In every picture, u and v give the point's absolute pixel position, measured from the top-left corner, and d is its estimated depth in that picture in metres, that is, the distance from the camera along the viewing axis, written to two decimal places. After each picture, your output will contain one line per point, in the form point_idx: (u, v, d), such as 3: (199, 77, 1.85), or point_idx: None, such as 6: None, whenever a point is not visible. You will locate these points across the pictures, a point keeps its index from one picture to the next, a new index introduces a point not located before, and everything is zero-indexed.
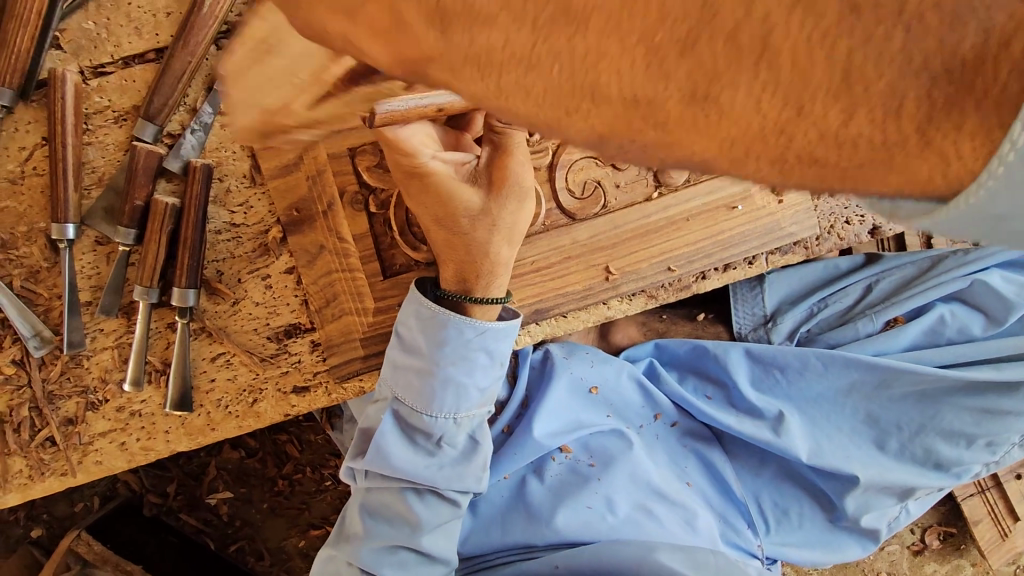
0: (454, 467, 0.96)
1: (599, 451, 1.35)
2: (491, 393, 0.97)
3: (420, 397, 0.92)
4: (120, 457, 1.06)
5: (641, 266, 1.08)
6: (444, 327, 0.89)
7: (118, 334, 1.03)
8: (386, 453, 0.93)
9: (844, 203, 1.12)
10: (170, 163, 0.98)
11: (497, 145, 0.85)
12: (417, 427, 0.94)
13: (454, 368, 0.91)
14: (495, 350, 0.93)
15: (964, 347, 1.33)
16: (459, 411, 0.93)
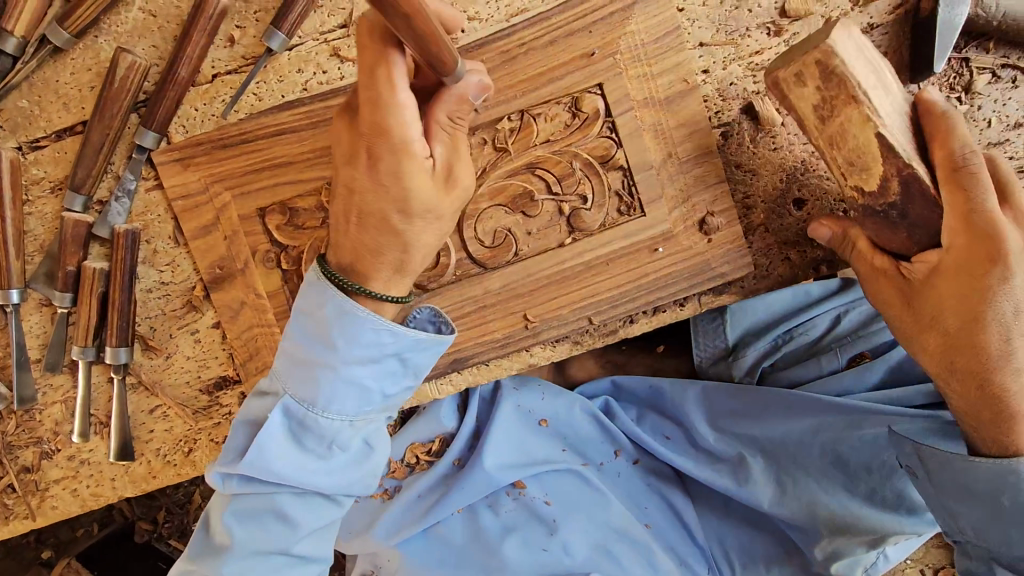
0: (344, 475, 0.91)
1: (553, 489, 1.31)
2: (395, 401, 0.92)
3: (322, 398, 0.86)
4: (74, 502, 1.13)
5: (561, 312, 1.04)
6: (348, 322, 0.84)
7: (65, 389, 1.10)
8: (266, 462, 0.86)
9: (785, 239, 1.04)
10: (98, 229, 1.04)
11: (449, 145, 0.82)
12: (308, 428, 0.88)
13: (360, 367, 0.86)
14: (409, 357, 0.88)
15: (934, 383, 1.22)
16: (357, 415, 0.88)
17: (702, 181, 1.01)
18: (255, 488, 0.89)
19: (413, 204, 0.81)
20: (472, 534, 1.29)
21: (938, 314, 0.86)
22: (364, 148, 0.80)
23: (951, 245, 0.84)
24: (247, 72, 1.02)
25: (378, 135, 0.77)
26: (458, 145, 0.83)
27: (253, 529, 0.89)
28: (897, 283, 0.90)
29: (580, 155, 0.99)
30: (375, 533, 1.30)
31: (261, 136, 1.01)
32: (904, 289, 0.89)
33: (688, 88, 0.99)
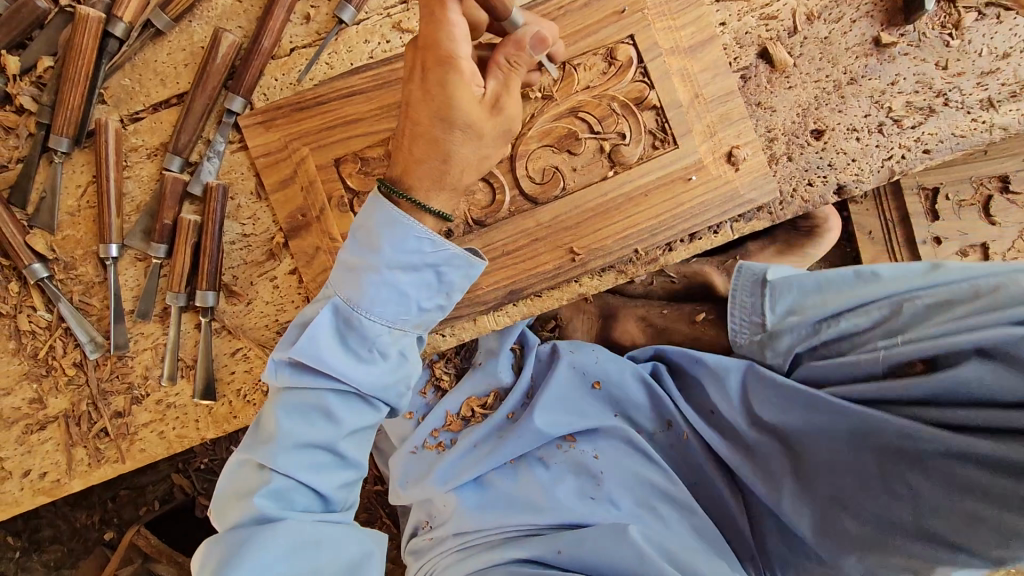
0: (379, 381, 1.00)
1: (605, 445, 1.33)
2: (428, 319, 1.04)
3: (364, 300, 0.97)
4: (161, 444, 1.22)
5: (607, 243, 1.15)
6: (398, 230, 0.96)
7: (155, 336, 1.21)
8: (314, 355, 0.97)
9: (805, 167, 1.15)
10: (192, 187, 1.17)
11: (501, 80, 0.95)
12: (354, 330, 0.99)
13: (400, 275, 0.98)
14: (447, 272, 1.01)
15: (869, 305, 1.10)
16: (396, 323, 1.00)
17: (726, 118, 1.14)
18: (297, 387, 1.00)
19: (455, 115, 0.92)
20: (520, 485, 1.32)
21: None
22: (421, 66, 0.93)
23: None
24: (320, 44, 1.18)
25: (431, 51, 0.91)
26: (510, 82, 0.95)
27: (305, 423, 0.99)
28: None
29: (618, 97, 1.12)
30: (431, 479, 1.36)
31: (334, 98, 1.16)
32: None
33: (708, 37, 1.13)
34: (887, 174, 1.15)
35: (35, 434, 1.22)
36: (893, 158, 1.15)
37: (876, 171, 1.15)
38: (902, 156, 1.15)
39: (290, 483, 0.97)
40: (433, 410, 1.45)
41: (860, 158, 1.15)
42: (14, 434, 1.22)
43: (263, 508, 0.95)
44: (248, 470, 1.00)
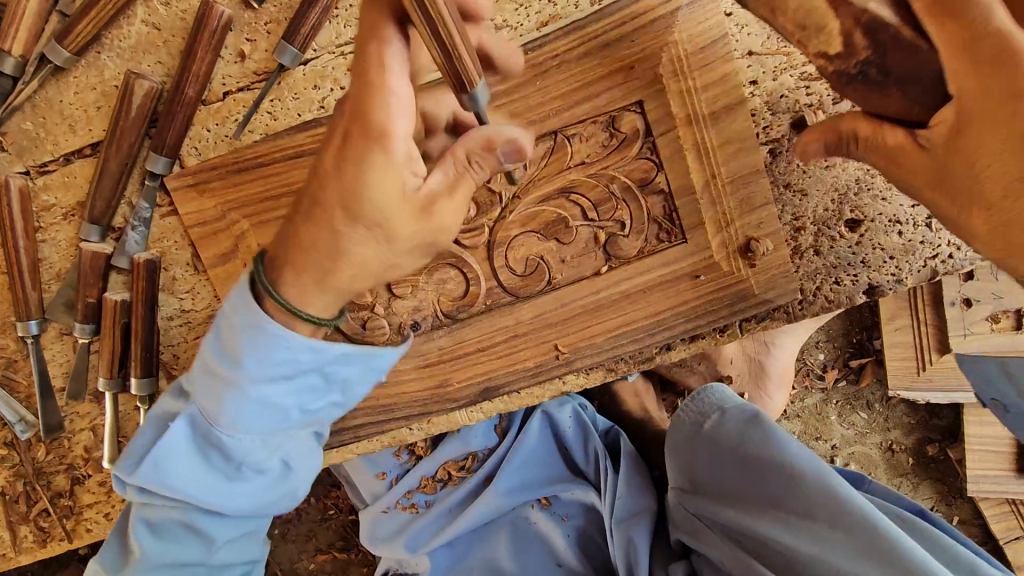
0: (259, 497, 0.89)
1: (576, 509, 1.31)
2: (315, 418, 0.87)
3: (227, 419, 0.81)
4: (108, 526, 1.14)
5: (596, 342, 1.00)
6: (258, 335, 0.75)
7: (92, 416, 1.10)
8: (166, 474, 0.84)
9: (834, 262, 0.98)
10: (117, 260, 1.00)
11: (450, 185, 0.70)
12: (214, 446, 0.84)
13: (267, 387, 0.79)
14: (334, 369, 0.82)
15: (801, 494, 0.97)
16: (274, 432, 0.84)
17: (746, 204, 0.95)
18: (163, 493, 0.86)
19: (363, 208, 0.68)
20: (488, 549, 1.31)
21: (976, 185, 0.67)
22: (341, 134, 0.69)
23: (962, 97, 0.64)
24: (259, 89, 0.96)
25: (357, 129, 0.67)
26: (459, 188, 0.70)
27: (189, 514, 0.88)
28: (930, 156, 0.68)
29: (618, 178, 0.92)
30: (401, 544, 1.32)
31: (279, 159, 0.96)
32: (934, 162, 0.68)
33: (734, 103, 0.92)
34: (928, 275, 0.98)
35: None
36: (937, 258, 0.97)
37: (915, 270, 0.98)
38: (948, 255, 0.97)
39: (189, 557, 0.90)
40: (406, 473, 1.37)
41: (898, 255, 0.97)
42: None
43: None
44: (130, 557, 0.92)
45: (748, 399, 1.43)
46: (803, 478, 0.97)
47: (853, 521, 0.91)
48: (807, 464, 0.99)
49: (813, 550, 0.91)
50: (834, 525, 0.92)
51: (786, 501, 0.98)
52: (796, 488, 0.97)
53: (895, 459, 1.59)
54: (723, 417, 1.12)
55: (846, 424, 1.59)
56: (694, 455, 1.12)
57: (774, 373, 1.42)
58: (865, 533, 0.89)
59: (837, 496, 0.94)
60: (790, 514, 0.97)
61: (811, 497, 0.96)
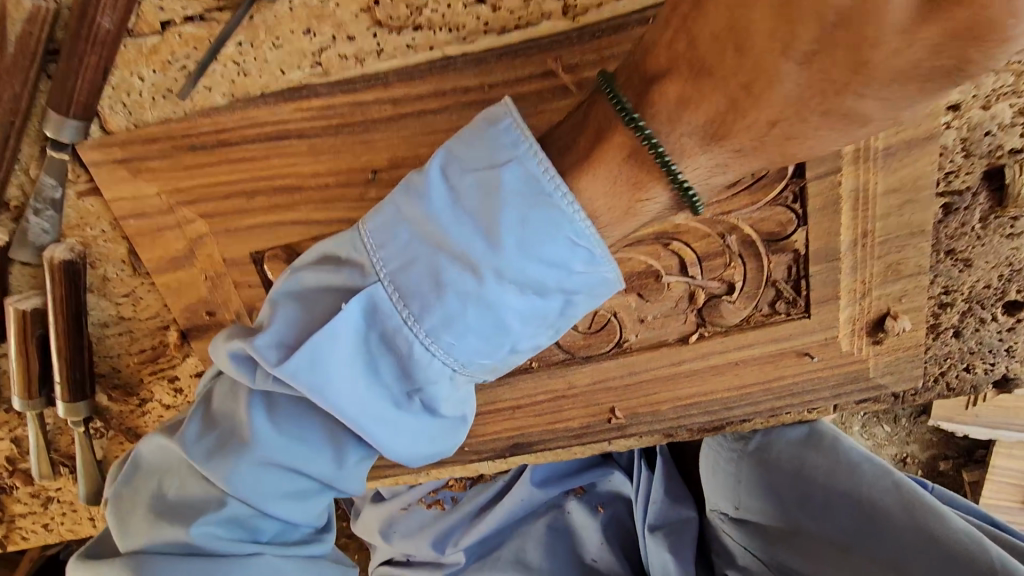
0: (409, 438, 0.57)
1: (612, 499, 1.18)
2: (528, 347, 0.55)
3: (436, 317, 0.52)
4: (49, 536, 0.96)
5: (658, 410, 0.80)
6: (538, 202, 0.48)
7: (11, 427, 0.86)
8: (325, 372, 0.53)
9: (973, 347, 0.77)
10: (17, 253, 0.71)
11: None
12: (394, 352, 0.54)
13: (515, 292, 0.51)
14: (575, 299, 0.53)
15: (883, 534, 0.84)
16: (469, 364, 0.54)
17: (893, 272, 0.71)
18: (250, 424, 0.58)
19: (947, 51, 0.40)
20: (511, 540, 1.18)
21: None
22: None
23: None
24: (218, 26, 0.61)
25: None
26: None
27: (271, 449, 0.58)
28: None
29: (740, 228, 0.66)
30: (426, 543, 1.18)
31: (253, 140, 0.65)
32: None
33: (925, 138, 0.63)
34: None
35: None
36: None
37: None
38: None
39: (247, 510, 0.60)
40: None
41: None
42: None
43: (202, 542, 0.59)
44: (166, 477, 0.62)
45: None
46: (885, 513, 0.84)
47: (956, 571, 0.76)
48: (880, 490, 0.86)
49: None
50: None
51: (863, 546, 0.85)
52: (875, 526, 0.85)
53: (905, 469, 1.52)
54: (773, 437, 0.96)
55: (866, 434, 1.49)
56: (740, 481, 0.99)
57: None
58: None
59: (936, 541, 0.79)
60: (873, 562, 0.84)
61: (897, 539, 0.82)
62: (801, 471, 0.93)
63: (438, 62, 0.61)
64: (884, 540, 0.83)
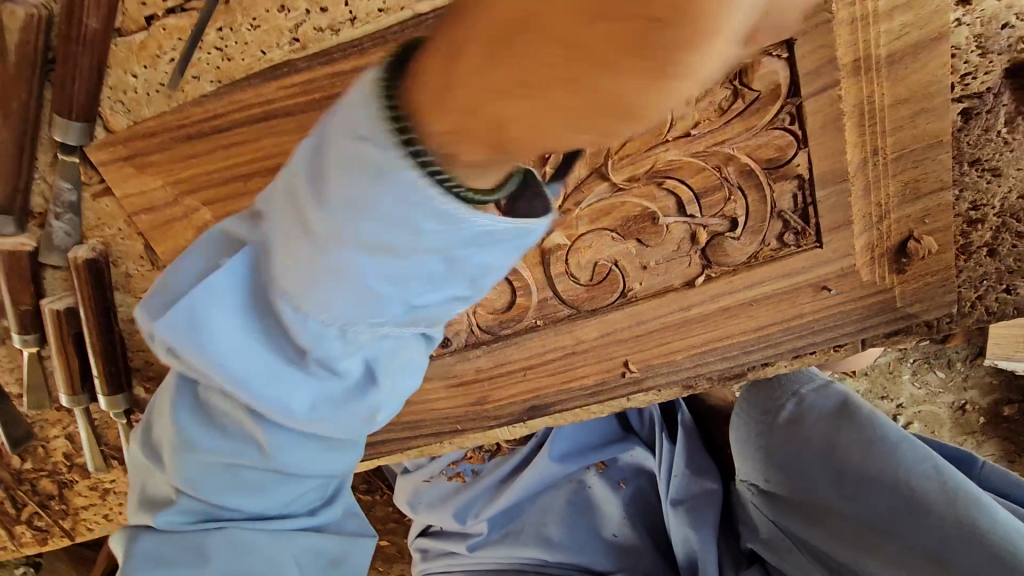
0: (319, 406, 0.54)
1: (634, 474, 1.20)
2: (434, 307, 0.48)
3: (296, 288, 0.47)
4: (109, 526, 1.03)
5: (673, 361, 0.78)
6: (371, 165, 0.36)
7: (64, 424, 0.92)
8: (214, 343, 0.51)
9: (1011, 265, 0.72)
10: (46, 257, 0.75)
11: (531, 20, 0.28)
12: (282, 325, 0.51)
13: (376, 255, 0.42)
14: (456, 257, 0.41)
15: (917, 521, 0.79)
16: (362, 323, 0.48)
17: (912, 191, 0.67)
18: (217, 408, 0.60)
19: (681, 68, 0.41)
20: (537, 518, 1.20)
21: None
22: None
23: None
24: (198, 13, 0.63)
25: None
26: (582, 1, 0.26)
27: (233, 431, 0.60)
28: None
29: (737, 158, 0.64)
30: (450, 516, 1.21)
31: (244, 124, 0.67)
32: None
33: (930, 41, 0.60)
34: None
35: None
36: None
37: None
38: None
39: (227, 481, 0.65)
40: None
41: None
42: None
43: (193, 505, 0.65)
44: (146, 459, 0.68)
45: None
46: (923, 496, 0.80)
47: (995, 568, 0.72)
48: (919, 477, 0.82)
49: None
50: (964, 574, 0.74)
51: (897, 532, 0.81)
52: (910, 510, 0.80)
53: (965, 418, 1.44)
54: (804, 408, 0.99)
55: (918, 383, 1.43)
56: (773, 454, 0.99)
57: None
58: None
59: (976, 536, 0.74)
60: (903, 548, 0.80)
61: (933, 528, 0.78)
62: (834, 446, 0.92)
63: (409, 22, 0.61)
64: (920, 525, 0.79)
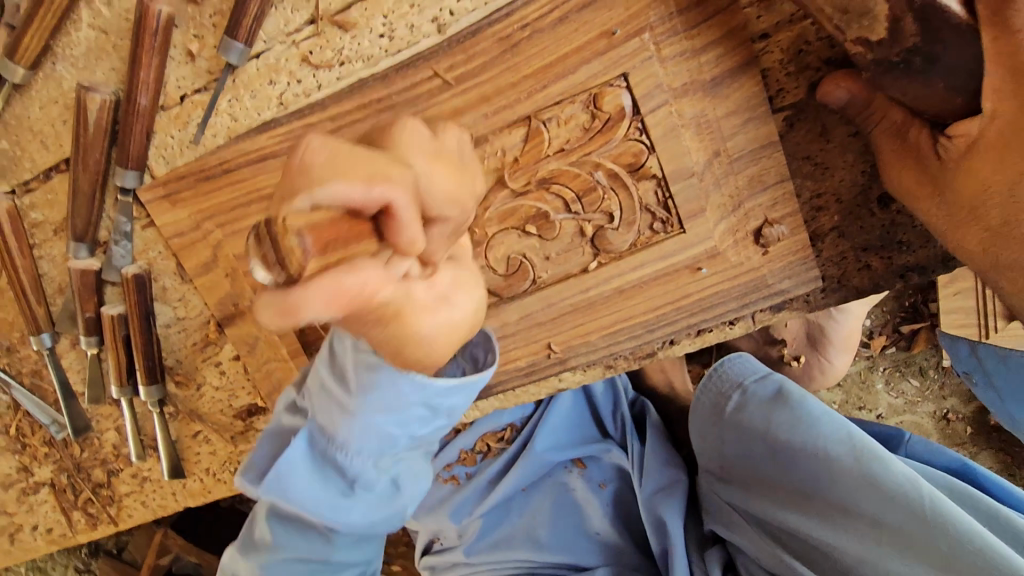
0: (369, 514, 0.78)
1: (613, 476, 1.28)
2: (426, 437, 0.76)
3: (339, 446, 0.72)
4: (145, 511, 1.23)
5: (590, 341, 0.93)
6: (374, 379, 0.67)
7: (115, 417, 1.16)
8: (288, 491, 0.74)
9: (864, 244, 0.84)
10: (107, 274, 1.00)
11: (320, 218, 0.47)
12: (332, 468, 0.74)
13: (382, 414, 0.69)
14: (435, 402, 0.71)
15: (835, 480, 0.88)
16: (383, 455, 0.73)
17: (757, 184, 0.82)
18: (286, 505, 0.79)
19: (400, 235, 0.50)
20: (526, 521, 1.27)
21: (980, 204, 0.63)
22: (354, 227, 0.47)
23: (997, 112, 0.59)
24: (214, 90, 0.89)
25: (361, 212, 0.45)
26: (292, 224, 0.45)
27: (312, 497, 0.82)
28: (923, 166, 0.68)
29: (604, 164, 0.81)
30: (446, 516, 1.29)
31: (243, 164, 0.91)
32: (929, 167, 0.67)
33: (742, 66, 0.77)
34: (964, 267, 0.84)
35: (31, 496, 1.25)
36: None
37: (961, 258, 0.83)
38: None
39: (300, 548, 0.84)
40: (445, 444, 1.31)
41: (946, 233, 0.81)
42: (13, 496, 1.25)
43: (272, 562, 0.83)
44: (241, 553, 0.87)
45: (804, 362, 1.35)
46: (838, 461, 0.89)
47: (897, 511, 0.81)
48: (834, 440, 0.91)
49: (857, 550, 0.83)
50: (874, 519, 0.83)
51: (822, 493, 0.89)
52: (830, 471, 0.89)
53: (951, 428, 1.46)
54: (746, 396, 1.07)
55: (894, 392, 1.46)
56: (722, 441, 1.07)
57: (836, 338, 1.31)
58: (910, 520, 0.80)
59: (879, 487, 0.84)
60: (824, 504, 0.88)
61: (849, 485, 0.87)
62: (770, 426, 1.00)
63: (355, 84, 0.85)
64: (838, 484, 0.88)
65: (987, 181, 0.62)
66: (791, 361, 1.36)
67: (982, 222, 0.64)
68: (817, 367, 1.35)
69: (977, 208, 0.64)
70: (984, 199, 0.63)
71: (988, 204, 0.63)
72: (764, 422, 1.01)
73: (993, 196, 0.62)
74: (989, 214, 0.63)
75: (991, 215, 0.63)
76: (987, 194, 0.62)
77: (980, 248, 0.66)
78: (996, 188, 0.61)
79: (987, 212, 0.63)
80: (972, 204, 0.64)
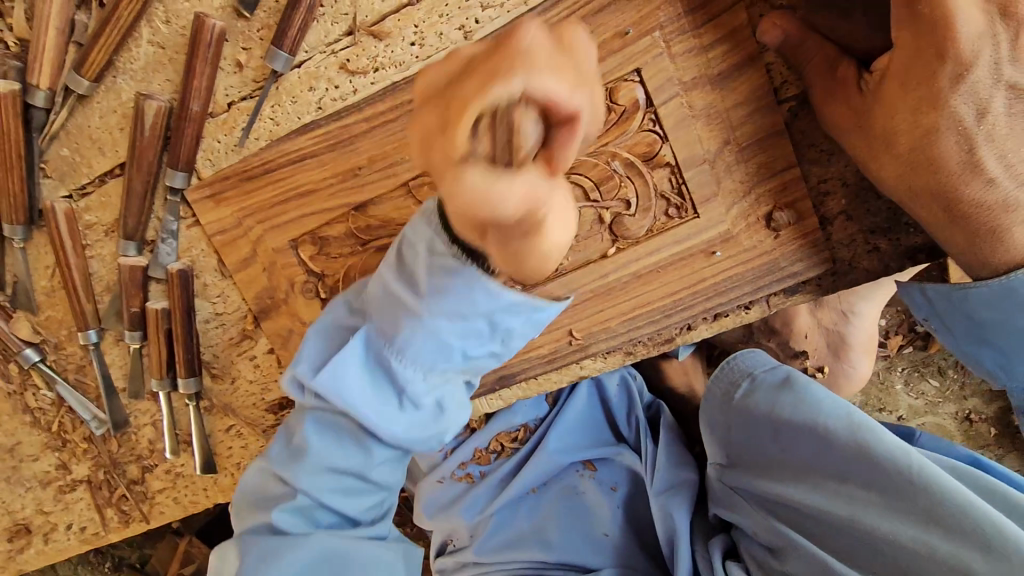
0: (410, 429, 0.84)
1: (625, 479, 1.28)
2: (479, 361, 0.82)
3: (399, 346, 0.78)
4: (177, 508, 1.26)
5: (610, 326, 0.96)
6: (450, 283, 0.73)
7: (152, 413, 1.21)
8: (344, 390, 0.80)
9: (872, 227, 0.88)
10: (153, 271, 1.07)
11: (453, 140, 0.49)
12: (390, 377, 0.81)
13: (448, 322, 0.75)
14: (495, 320, 0.76)
15: (830, 452, 0.91)
16: (435, 368, 0.80)
17: (765, 171, 0.87)
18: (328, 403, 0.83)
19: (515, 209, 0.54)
20: (537, 522, 1.27)
21: (890, 134, 0.75)
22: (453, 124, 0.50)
23: (898, 42, 0.72)
24: (259, 97, 0.97)
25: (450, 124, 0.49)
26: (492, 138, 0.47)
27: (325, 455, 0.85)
28: (849, 102, 0.78)
29: (620, 154, 0.87)
30: (458, 514, 1.29)
31: (284, 164, 0.98)
32: (856, 103, 0.77)
33: (747, 59, 0.83)
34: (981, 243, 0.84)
35: (68, 495, 1.29)
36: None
37: None
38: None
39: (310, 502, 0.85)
40: (461, 442, 1.32)
41: None
42: (50, 494, 1.29)
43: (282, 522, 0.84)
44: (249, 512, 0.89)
45: (827, 371, 1.35)
46: (831, 433, 0.91)
47: (891, 477, 0.85)
48: (835, 419, 0.92)
49: (848, 513, 0.87)
50: (865, 484, 0.87)
51: (819, 465, 0.92)
52: (825, 445, 0.92)
53: (974, 430, 1.45)
54: (754, 383, 1.07)
55: (914, 393, 1.46)
56: (729, 428, 1.08)
57: (855, 343, 1.32)
58: (906, 486, 0.83)
59: (873, 456, 0.87)
60: (823, 477, 0.92)
61: (845, 457, 0.90)
62: (772, 408, 1.01)
63: (388, 87, 0.93)
64: (834, 455, 0.91)
65: (884, 107, 0.74)
66: (814, 372, 1.36)
67: (892, 148, 0.76)
68: (837, 374, 1.35)
69: (882, 134, 0.76)
70: (894, 122, 0.74)
71: (895, 134, 0.75)
72: (763, 407, 1.03)
73: (896, 124, 0.74)
74: (896, 137, 0.75)
75: (893, 136, 0.75)
76: (882, 117, 0.75)
77: (887, 175, 0.78)
78: (900, 122, 0.74)
79: (895, 137, 0.75)
80: (876, 128, 0.76)
